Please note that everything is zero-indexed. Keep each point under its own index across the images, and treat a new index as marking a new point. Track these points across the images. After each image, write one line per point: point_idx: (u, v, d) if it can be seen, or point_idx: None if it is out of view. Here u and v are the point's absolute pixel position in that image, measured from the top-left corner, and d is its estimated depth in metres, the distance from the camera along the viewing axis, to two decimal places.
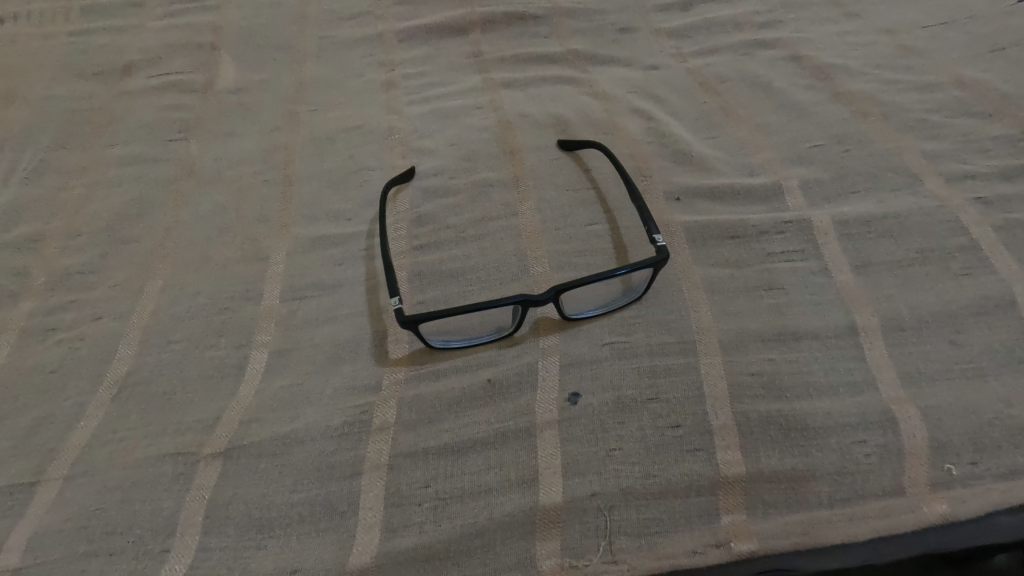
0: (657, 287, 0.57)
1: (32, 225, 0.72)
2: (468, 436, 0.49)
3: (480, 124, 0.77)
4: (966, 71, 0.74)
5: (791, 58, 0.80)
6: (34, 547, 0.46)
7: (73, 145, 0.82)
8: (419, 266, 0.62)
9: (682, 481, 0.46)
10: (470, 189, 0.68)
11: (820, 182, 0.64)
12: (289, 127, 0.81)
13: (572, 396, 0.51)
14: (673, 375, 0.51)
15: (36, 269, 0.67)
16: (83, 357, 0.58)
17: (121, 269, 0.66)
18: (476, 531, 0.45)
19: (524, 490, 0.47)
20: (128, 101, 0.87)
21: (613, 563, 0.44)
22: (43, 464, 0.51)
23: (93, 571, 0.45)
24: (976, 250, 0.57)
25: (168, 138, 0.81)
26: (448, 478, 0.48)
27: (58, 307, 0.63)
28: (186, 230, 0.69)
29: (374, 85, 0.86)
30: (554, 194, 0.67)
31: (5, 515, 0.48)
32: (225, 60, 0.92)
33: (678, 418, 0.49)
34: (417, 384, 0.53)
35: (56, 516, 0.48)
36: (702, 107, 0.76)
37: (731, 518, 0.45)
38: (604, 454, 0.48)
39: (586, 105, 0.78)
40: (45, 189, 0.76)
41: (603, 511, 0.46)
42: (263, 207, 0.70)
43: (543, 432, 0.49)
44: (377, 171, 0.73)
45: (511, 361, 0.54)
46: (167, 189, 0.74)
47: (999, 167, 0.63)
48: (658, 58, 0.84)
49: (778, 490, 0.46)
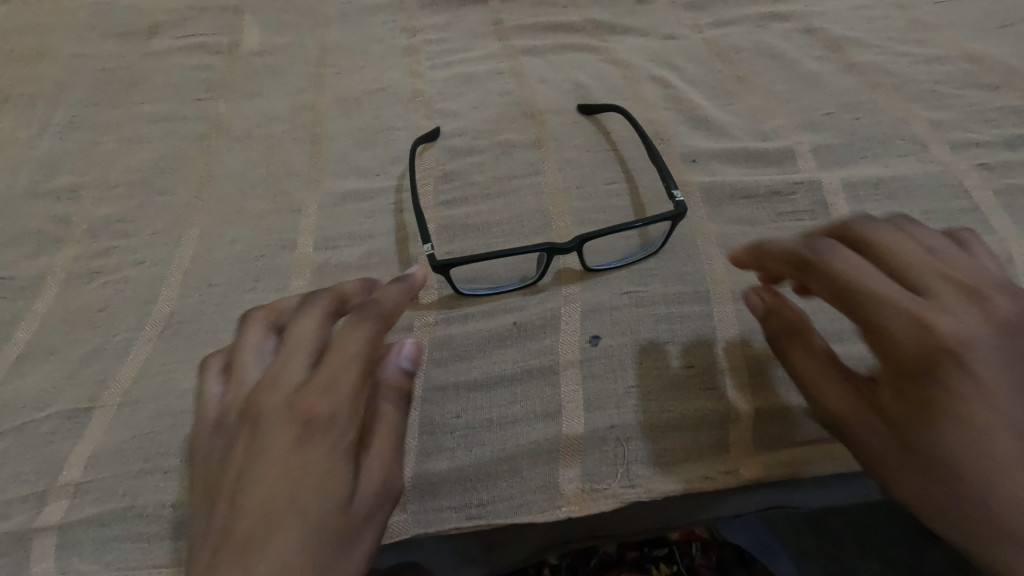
0: (673, 242, 0.60)
1: (69, 175, 0.74)
2: (496, 372, 0.53)
3: (502, 88, 0.79)
4: (974, 45, 0.76)
5: (805, 31, 0.82)
6: (94, 465, 0.50)
7: (104, 100, 0.83)
8: (446, 220, 0.65)
9: (694, 415, 0.50)
10: (494, 149, 0.71)
11: (831, 147, 0.67)
12: (315, 88, 0.83)
13: (592, 338, 0.54)
14: (688, 320, 0.54)
15: (76, 217, 0.69)
16: (129, 298, 0.61)
17: (159, 218, 0.68)
18: (504, 457, 0.49)
19: (548, 421, 0.51)
20: (155, 59, 0.89)
21: (631, 486, 0.48)
22: (98, 394, 0.54)
23: (151, 486, 0.49)
24: (977, 212, 0.60)
25: (196, 96, 0.83)
26: (477, 410, 0.51)
27: (100, 253, 0.65)
28: (220, 183, 0.72)
29: (397, 49, 0.88)
30: (575, 155, 0.69)
31: (65, 438, 0.52)
32: (248, 21, 0.93)
33: (692, 359, 0.52)
34: (446, 326, 0.56)
35: (113, 438, 0.52)
36: (718, 76, 0.78)
37: (740, 449, 0.49)
38: (623, 390, 0.51)
39: (605, 73, 0.81)
40: (78, 141, 0.78)
41: (622, 440, 0.50)
42: (293, 162, 0.73)
43: (565, 370, 0.53)
44: (403, 131, 0.75)
45: (534, 307, 0.57)
46: (198, 144, 0.77)
47: (1001, 137, 0.66)
48: (676, 28, 0.86)
49: (784, 424, 0.50)
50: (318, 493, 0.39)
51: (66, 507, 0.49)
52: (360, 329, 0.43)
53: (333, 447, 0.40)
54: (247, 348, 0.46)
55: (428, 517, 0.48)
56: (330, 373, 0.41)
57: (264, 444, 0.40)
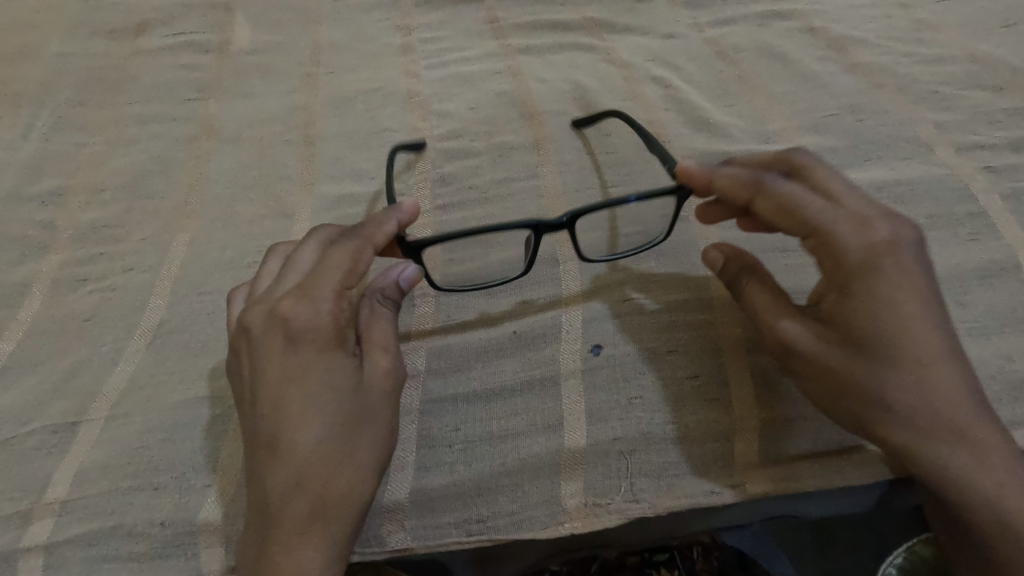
0: (675, 247, 0.59)
1: (55, 178, 0.72)
2: (496, 383, 0.52)
3: (499, 88, 0.78)
4: (977, 45, 0.75)
5: (807, 31, 0.81)
6: (80, 482, 0.49)
7: (90, 101, 0.81)
8: (443, 226, 0.63)
9: (699, 427, 0.49)
10: (492, 152, 0.70)
11: (835, 150, 0.66)
12: (307, 88, 0.81)
13: (594, 347, 0.53)
14: (692, 329, 0.53)
15: (62, 222, 0.67)
16: (117, 307, 0.59)
17: (148, 223, 0.66)
18: (504, 471, 0.48)
19: (549, 434, 0.49)
20: (143, 58, 0.86)
21: (635, 501, 0.47)
22: (84, 407, 0.53)
23: (140, 503, 0.48)
24: (984, 216, 0.59)
25: (185, 97, 0.81)
26: (477, 423, 0.50)
27: (87, 260, 0.64)
28: (210, 186, 0.70)
29: (391, 49, 0.86)
30: (574, 158, 0.68)
31: (51, 453, 0.50)
32: (239, 19, 0.91)
33: (696, 369, 0.51)
34: (444, 335, 0.55)
35: (101, 454, 0.50)
36: (719, 77, 0.77)
37: (745, 462, 0.48)
38: (625, 402, 0.50)
39: (605, 73, 0.79)
40: (64, 144, 0.76)
41: (625, 453, 0.48)
42: (286, 165, 0.71)
43: (566, 381, 0.51)
44: (398, 133, 0.74)
45: (535, 315, 0.55)
46: (188, 146, 0.75)
47: (1006, 139, 0.65)
48: (675, 28, 0.84)
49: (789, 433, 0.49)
50: (316, 379, 0.46)
51: (52, 526, 0.47)
52: (343, 249, 0.51)
53: (320, 348, 0.47)
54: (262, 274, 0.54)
55: (426, 535, 0.47)
56: (307, 289, 0.49)
57: (261, 352, 0.47)
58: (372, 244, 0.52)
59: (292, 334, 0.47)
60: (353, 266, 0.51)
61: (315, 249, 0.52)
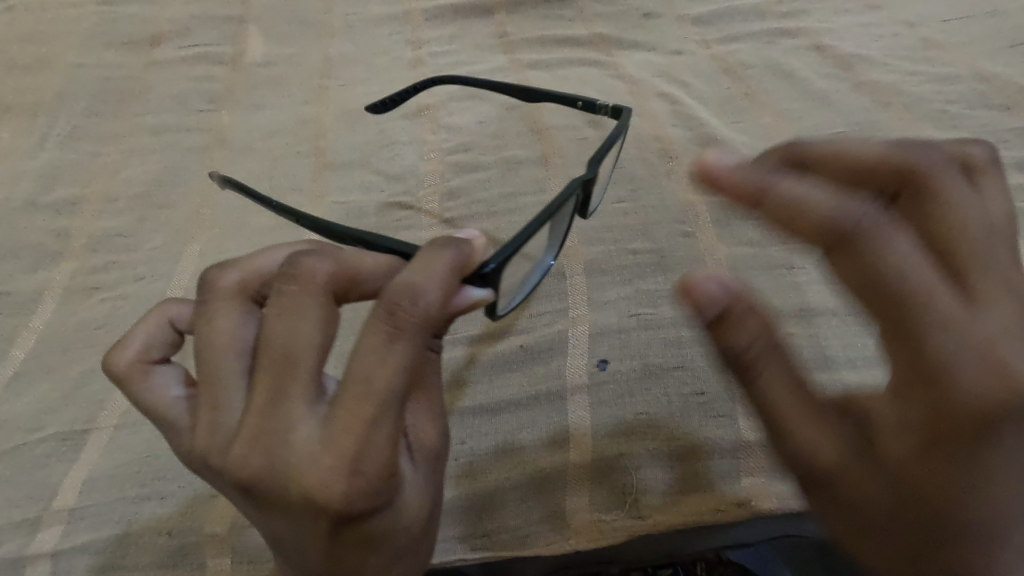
0: (682, 263, 0.59)
1: (69, 187, 0.73)
2: (502, 397, 0.52)
3: (508, 102, 0.78)
4: (985, 65, 0.75)
5: (814, 48, 0.81)
6: (89, 489, 0.49)
7: (105, 111, 0.82)
8: None
9: (704, 444, 0.49)
10: (500, 165, 0.70)
11: None
12: (319, 100, 0.82)
13: (600, 362, 0.53)
14: (699, 344, 0.53)
15: (76, 231, 0.68)
16: (128, 316, 0.60)
17: (161, 232, 0.67)
18: (509, 485, 0.48)
19: (555, 448, 0.49)
20: (157, 70, 0.88)
21: (640, 519, 0.47)
22: (94, 415, 0.53)
23: (147, 512, 0.48)
24: None
25: (199, 108, 0.82)
26: (483, 436, 0.50)
27: (100, 268, 0.64)
28: (222, 197, 0.70)
29: (401, 62, 0.87)
30: (582, 173, 0.68)
31: (61, 460, 0.51)
32: (253, 32, 0.92)
33: (703, 386, 0.51)
34: (451, 347, 0.55)
35: (110, 462, 0.50)
36: (727, 93, 0.77)
37: (751, 479, 0.48)
38: (632, 418, 0.50)
39: (612, 88, 0.80)
40: (79, 153, 0.77)
41: (631, 469, 0.49)
42: (297, 177, 0.72)
43: (573, 395, 0.52)
44: (407, 146, 0.75)
45: (542, 328, 0.56)
46: (200, 157, 0.75)
47: (1014, 159, 0.65)
48: (683, 44, 0.85)
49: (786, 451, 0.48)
50: (367, 539, 0.38)
51: (60, 534, 0.48)
52: (392, 358, 0.35)
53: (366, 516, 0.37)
54: (223, 345, 0.40)
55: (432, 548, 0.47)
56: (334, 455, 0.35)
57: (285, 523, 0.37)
58: (431, 330, 0.37)
59: (333, 519, 0.36)
60: (400, 389, 0.36)
61: (320, 320, 0.37)
